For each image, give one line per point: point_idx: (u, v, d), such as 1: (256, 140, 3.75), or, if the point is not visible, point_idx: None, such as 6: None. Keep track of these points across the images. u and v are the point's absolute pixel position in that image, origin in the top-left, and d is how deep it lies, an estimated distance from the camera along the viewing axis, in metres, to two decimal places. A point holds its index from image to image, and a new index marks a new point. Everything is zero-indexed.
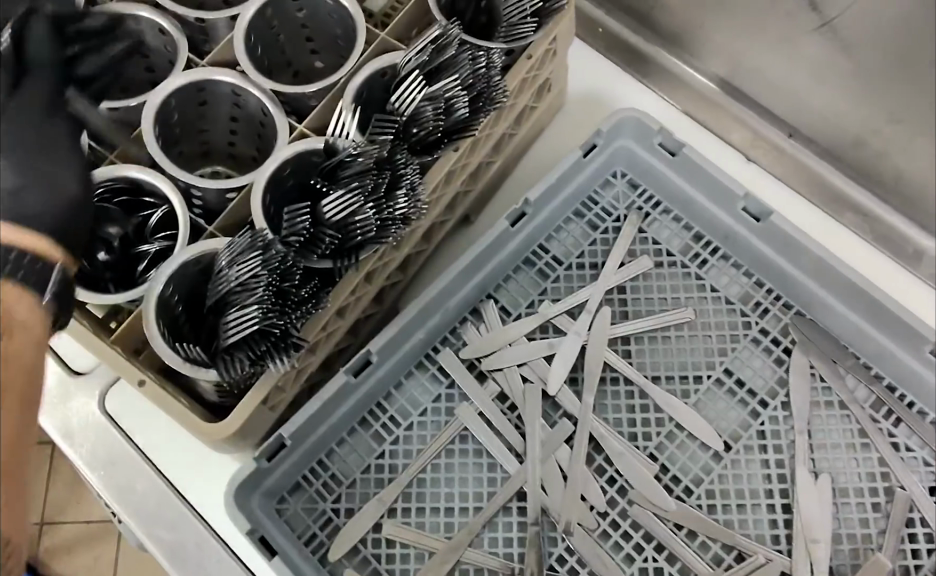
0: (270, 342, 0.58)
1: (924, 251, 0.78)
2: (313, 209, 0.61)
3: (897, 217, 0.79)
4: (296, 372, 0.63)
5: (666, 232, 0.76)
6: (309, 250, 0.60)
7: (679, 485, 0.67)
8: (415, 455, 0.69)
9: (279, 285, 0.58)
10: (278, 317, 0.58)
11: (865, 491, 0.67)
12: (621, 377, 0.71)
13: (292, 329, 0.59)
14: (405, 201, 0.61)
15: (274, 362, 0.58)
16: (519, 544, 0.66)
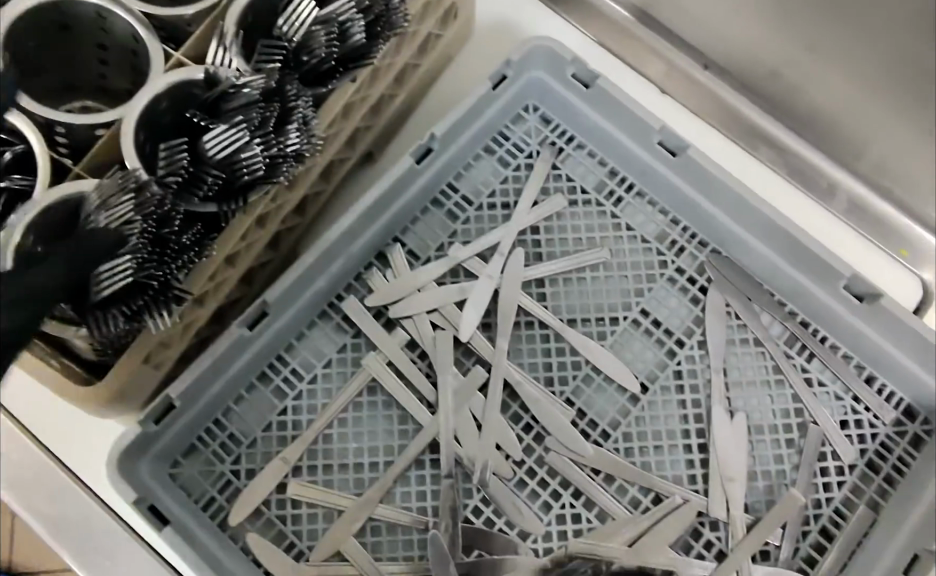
0: (148, 297, 0.52)
1: (837, 186, 0.76)
2: (194, 145, 0.55)
3: (813, 152, 0.78)
4: (182, 326, 0.58)
5: (581, 168, 0.72)
6: (190, 192, 0.54)
7: (596, 429, 0.65)
8: (320, 410, 0.65)
9: (157, 231, 0.52)
10: (156, 268, 0.52)
11: (779, 428, 0.66)
12: (535, 320, 0.68)
13: (173, 280, 0.54)
14: (297, 135, 0.56)
15: (152, 318, 0.53)
16: (432, 497, 0.63)
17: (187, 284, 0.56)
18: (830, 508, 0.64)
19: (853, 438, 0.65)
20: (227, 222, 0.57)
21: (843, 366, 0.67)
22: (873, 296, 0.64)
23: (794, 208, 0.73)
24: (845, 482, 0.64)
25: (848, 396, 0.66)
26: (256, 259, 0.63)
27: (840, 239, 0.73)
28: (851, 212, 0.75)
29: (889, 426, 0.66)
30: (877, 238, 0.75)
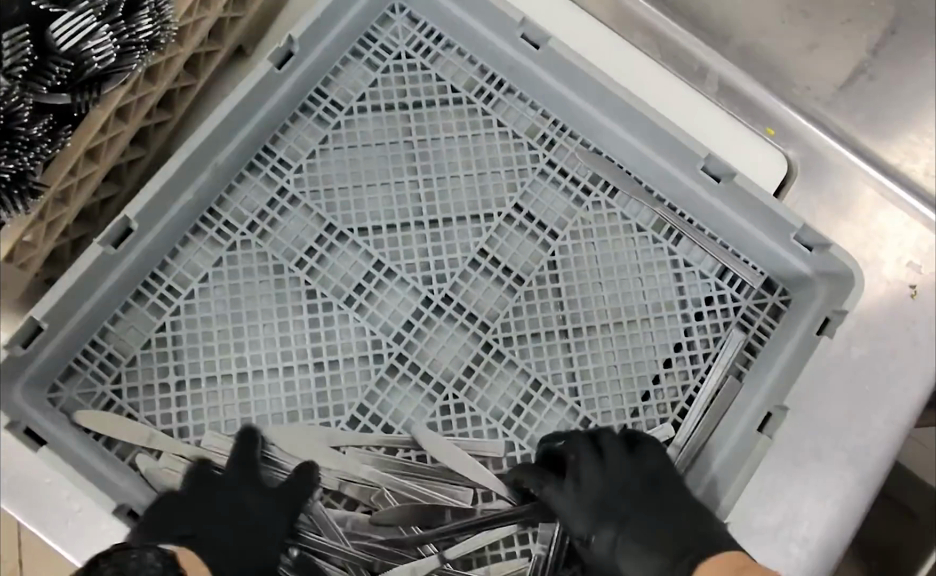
0: (0, 190, 0.49)
1: (708, 69, 0.77)
2: (36, 34, 0.50)
3: (684, 31, 0.77)
4: (44, 226, 0.55)
5: (451, 68, 0.72)
6: (37, 83, 0.50)
7: (476, 322, 0.67)
8: (200, 325, 0.65)
9: (4, 122, 0.48)
10: (8, 161, 0.49)
11: (647, 310, 0.69)
12: (411, 222, 0.69)
13: (28, 172, 0.50)
14: (150, 22, 0.53)
15: (8, 211, 0.50)
16: (319, 399, 0.65)
17: (45, 177, 0.53)
18: (697, 379, 0.68)
19: (716, 312, 0.69)
20: (84, 112, 0.53)
21: (709, 245, 0.70)
22: (729, 175, 0.65)
23: (678, 110, 0.71)
24: (710, 353, 0.68)
25: (713, 274, 0.70)
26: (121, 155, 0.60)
27: (717, 123, 0.71)
28: (722, 93, 0.76)
29: (750, 300, 0.69)
30: (743, 118, 0.76)
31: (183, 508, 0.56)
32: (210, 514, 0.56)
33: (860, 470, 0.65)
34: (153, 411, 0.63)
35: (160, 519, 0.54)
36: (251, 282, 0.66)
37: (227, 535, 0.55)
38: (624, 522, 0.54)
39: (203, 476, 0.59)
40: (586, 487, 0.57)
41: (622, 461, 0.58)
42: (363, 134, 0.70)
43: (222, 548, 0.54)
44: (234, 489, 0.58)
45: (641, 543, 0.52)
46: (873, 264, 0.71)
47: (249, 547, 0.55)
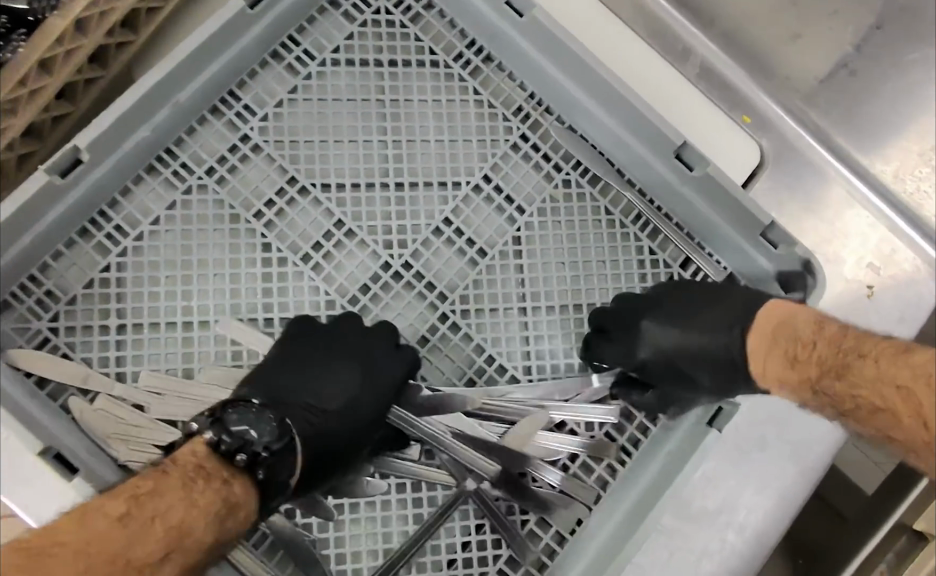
0: None
1: (691, 50, 0.77)
2: None
3: (670, 13, 0.77)
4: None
5: (432, 30, 0.70)
6: None
7: (433, 291, 0.66)
8: (147, 270, 0.62)
9: None
10: None
11: (608, 293, 0.68)
12: (377, 182, 0.67)
13: None
14: None
15: None
16: None
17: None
18: None
19: None
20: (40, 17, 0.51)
21: (677, 236, 0.69)
22: (702, 164, 0.64)
23: (655, 94, 0.71)
24: None
25: (676, 264, 0.69)
26: (79, 71, 0.57)
27: (695, 109, 0.71)
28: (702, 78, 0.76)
29: None
30: (721, 102, 0.76)
31: (288, 370, 0.57)
32: (315, 374, 0.58)
33: (802, 466, 0.64)
34: (90, 353, 0.60)
35: (267, 376, 0.57)
36: (204, 230, 0.64)
37: (326, 392, 0.58)
38: (685, 304, 0.60)
39: (310, 343, 0.59)
40: (621, 349, 0.62)
41: (618, 302, 0.64)
42: (334, 88, 0.67)
43: (315, 407, 0.57)
44: (358, 358, 0.59)
45: (714, 323, 0.57)
46: (834, 260, 0.71)
47: (344, 412, 0.57)
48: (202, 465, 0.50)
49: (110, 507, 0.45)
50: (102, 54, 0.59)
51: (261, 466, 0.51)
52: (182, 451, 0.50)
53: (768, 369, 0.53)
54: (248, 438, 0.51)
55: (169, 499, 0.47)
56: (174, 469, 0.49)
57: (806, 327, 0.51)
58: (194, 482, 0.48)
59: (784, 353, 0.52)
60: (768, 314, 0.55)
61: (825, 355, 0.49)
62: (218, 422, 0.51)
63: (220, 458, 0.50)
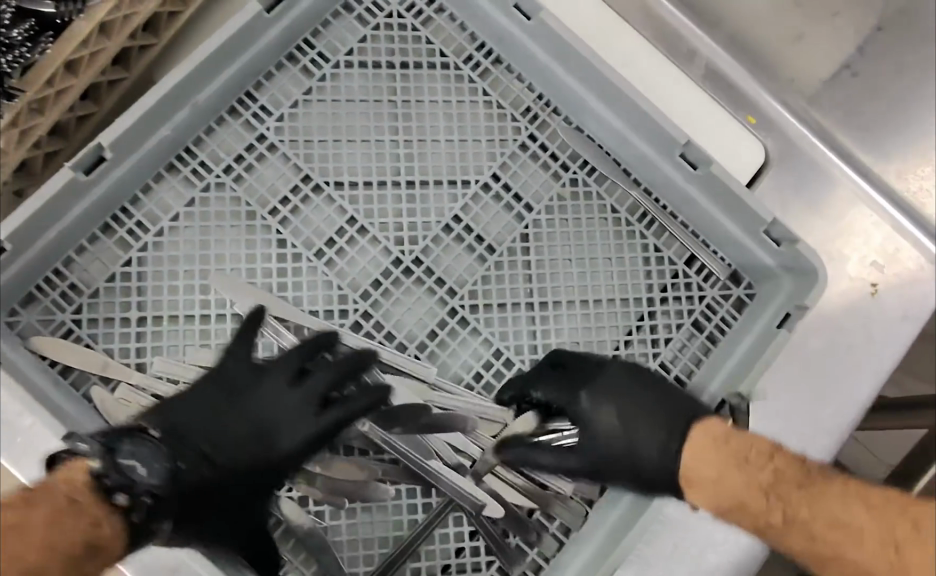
0: None
1: (696, 52, 0.78)
2: None
3: (676, 15, 0.78)
4: (18, 132, 0.54)
5: (442, 33, 0.72)
6: None
7: (443, 286, 0.67)
8: (167, 264, 0.64)
9: None
10: None
11: (614, 289, 0.70)
12: (388, 181, 0.68)
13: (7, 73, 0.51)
14: None
15: None
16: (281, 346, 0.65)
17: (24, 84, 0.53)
18: (657, 363, 0.69)
19: (681, 299, 0.70)
20: (67, 22, 0.54)
21: (681, 234, 0.71)
22: (705, 164, 0.66)
23: (660, 94, 0.72)
24: (672, 339, 0.69)
25: (681, 261, 0.71)
26: (103, 73, 0.59)
27: (700, 110, 0.72)
28: (708, 79, 0.77)
29: (715, 290, 0.71)
30: (725, 102, 0.77)
31: (222, 401, 0.53)
32: (247, 418, 0.53)
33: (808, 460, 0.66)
34: (111, 345, 0.63)
35: (181, 413, 0.52)
36: (222, 226, 0.66)
37: (241, 432, 0.53)
38: (629, 386, 0.58)
39: (271, 375, 0.55)
40: (559, 390, 0.61)
41: (572, 364, 0.62)
42: (347, 89, 0.69)
43: (209, 459, 0.51)
44: (299, 411, 0.54)
45: (652, 426, 0.56)
46: (837, 259, 0.72)
47: (258, 446, 0.53)
48: (75, 498, 0.44)
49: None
50: (124, 57, 0.61)
51: (142, 508, 0.46)
52: (58, 476, 0.45)
53: (700, 467, 0.52)
54: (135, 478, 0.46)
55: (33, 535, 0.42)
56: (46, 500, 0.44)
57: (761, 445, 0.51)
58: (68, 516, 0.43)
59: (733, 463, 0.50)
60: (710, 426, 0.54)
61: (789, 471, 0.49)
62: (108, 451, 0.46)
63: (100, 493, 0.45)
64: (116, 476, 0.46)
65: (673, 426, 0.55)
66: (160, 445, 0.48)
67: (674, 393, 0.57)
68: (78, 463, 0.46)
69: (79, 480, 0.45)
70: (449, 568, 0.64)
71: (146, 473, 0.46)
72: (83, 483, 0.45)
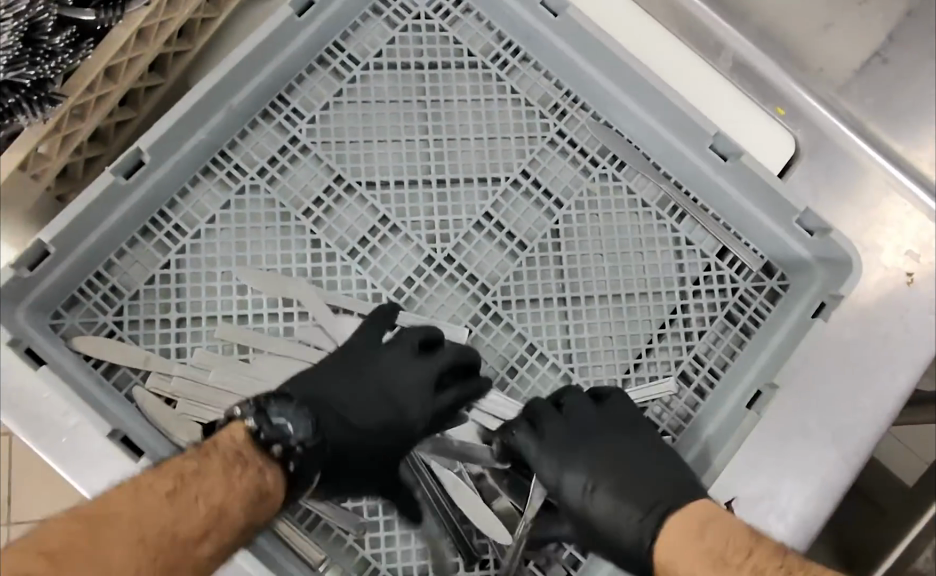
0: (20, 94, 0.52)
1: (724, 45, 0.77)
2: None
3: (702, 7, 0.78)
4: (60, 137, 0.56)
5: (469, 32, 0.73)
6: None
7: (475, 283, 0.68)
8: (206, 266, 0.66)
9: (28, 34, 0.52)
10: (30, 66, 0.51)
11: (646, 284, 0.70)
12: (419, 180, 0.69)
13: (50, 80, 0.53)
14: None
15: (26, 116, 0.52)
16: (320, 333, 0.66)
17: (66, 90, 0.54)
18: (690, 355, 0.69)
19: (714, 292, 0.70)
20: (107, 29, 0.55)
21: (712, 226, 0.71)
22: (735, 155, 0.66)
23: (688, 87, 0.72)
24: (706, 332, 0.69)
25: (713, 254, 0.71)
26: (140, 79, 0.61)
27: (729, 102, 0.72)
28: (735, 71, 0.77)
29: (749, 282, 0.70)
30: (754, 95, 0.77)
31: (353, 374, 0.59)
32: (374, 389, 0.59)
33: (848, 451, 0.65)
34: (152, 345, 0.64)
35: (315, 383, 0.57)
36: (257, 228, 0.67)
37: (380, 405, 0.59)
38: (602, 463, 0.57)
39: (400, 351, 0.61)
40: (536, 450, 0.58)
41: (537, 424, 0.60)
42: (377, 91, 0.70)
43: (343, 420, 0.57)
44: (404, 376, 0.60)
45: (621, 499, 0.54)
46: (873, 249, 0.71)
47: (397, 414, 0.59)
48: (242, 453, 0.50)
49: (155, 483, 0.46)
50: (160, 63, 0.63)
51: (295, 459, 0.51)
52: (222, 434, 0.51)
53: (679, 558, 0.50)
54: (287, 432, 0.51)
55: (213, 481, 0.47)
56: (214, 454, 0.49)
57: (742, 539, 0.49)
58: (235, 468, 0.49)
59: (708, 552, 0.49)
60: (689, 514, 0.52)
61: (770, 570, 0.46)
62: (259, 412, 0.52)
63: (259, 446, 0.51)
64: (268, 430, 0.51)
65: (656, 500, 0.54)
66: (304, 408, 0.53)
67: (652, 466, 0.56)
68: (235, 425, 0.52)
69: (234, 436, 0.51)
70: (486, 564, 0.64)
71: (303, 428, 0.52)
72: (241, 441, 0.51)
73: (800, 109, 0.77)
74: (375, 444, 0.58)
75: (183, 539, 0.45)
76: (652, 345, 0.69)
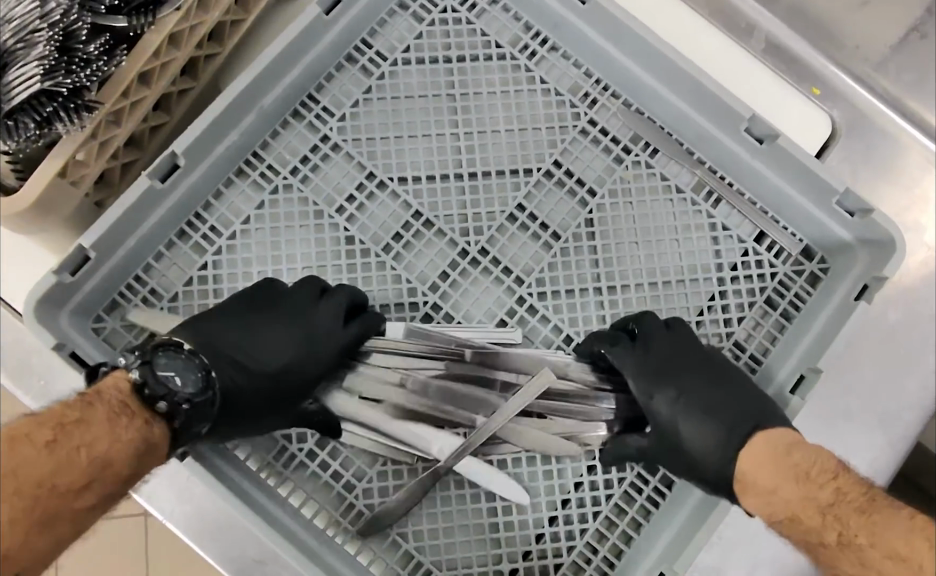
0: (57, 103, 0.52)
1: (756, 26, 0.76)
2: None
3: None
4: (98, 144, 0.57)
5: (496, 24, 0.72)
6: None
7: (510, 276, 0.68)
8: (242, 267, 0.67)
9: (63, 43, 0.53)
10: (65, 75, 0.52)
11: (683, 271, 0.69)
12: (451, 174, 0.69)
13: (86, 89, 0.53)
14: None
15: (63, 124, 0.52)
16: None
17: (101, 98, 0.55)
18: (730, 342, 0.68)
19: (752, 277, 0.69)
20: (140, 34, 0.56)
21: (748, 210, 0.70)
22: (771, 137, 0.64)
23: (722, 71, 0.71)
24: (745, 317, 0.68)
25: (751, 239, 0.70)
26: (173, 83, 0.61)
27: (764, 84, 0.71)
28: (768, 52, 0.76)
29: (788, 266, 0.69)
30: (787, 77, 0.76)
31: (249, 316, 0.59)
32: (276, 333, 0.59)
33: (895, 434, 0.64)
34: None
35: (234, 330, 0.57)
36: (291, 227, 0.67)
37: (282, 348, 0.59)
38: (688, 387, 0.59)
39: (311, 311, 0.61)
40: (635, 360, 0.61)
41: (646, 337, 0.62)
42: (406, 87, 0.70)
43: (241, 367, 0.56)
44: (320, 322, 0.60)
45: (704, 419, 0.57)
46: (914, 228, 0.70)
47: (298, 351, 0.59)
48: (127, 401, 0.49)
49: (33, 432, 0.43)
50: (192, 66, 0.63)
51: (182, 415, 0.50)
52: (105, 382, 0.50)
53: (757, 473, 0.52)
54: (173, 387, 0.50)
55: (96, 431, 0.45)
56: (99, 401, 0.47)
57: (827, 462, 0.50)
58: (120, 417, 0.47)
59: (786, 474, 0.50)
60: (761, 444, 0.54)
61: (852, 494, 0.48)
62: (145, 364, 0.50)
63: (142, 401, 0.49)
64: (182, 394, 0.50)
65: (735, 425, 0.56)
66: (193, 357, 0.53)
67: (735, 389, 0.58)
68: (118, 373, 0.50)
69: (119, 387, 0.49)
70: (529, 555, 0.64)
71: (188, 389, 0.51)
72: (129, 391, 0.49)
73: (837, 90, 0.76)
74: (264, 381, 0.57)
75: (65, 490, 0.43)
76: None
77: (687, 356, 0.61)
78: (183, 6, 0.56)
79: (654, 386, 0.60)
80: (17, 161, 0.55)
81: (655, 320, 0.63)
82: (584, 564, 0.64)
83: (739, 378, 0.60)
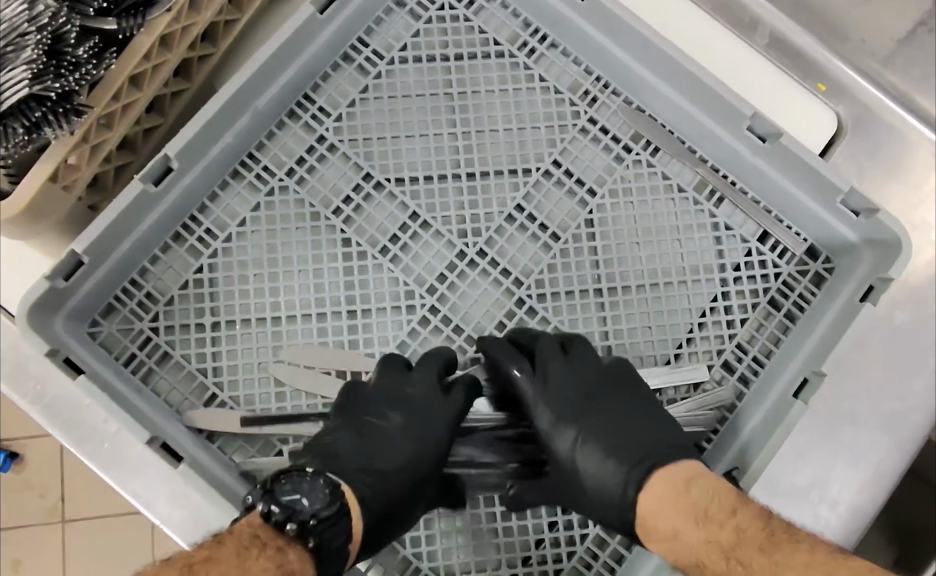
0: (46, 108, 0.52)
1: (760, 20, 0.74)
2: None
3: None
4: (89, 148, 0.56)
5: (495, 21, 0.71)
6: None
7: (509, 277, 0.67)
8: (237, 270, 0.66)
9: (51, 46, 0.52)
10: (54, 78, 0.51)
11: (685, 271, 0.68)
12: (448, 174, 0.68)
13: (75, 93, 0.52)
14: None
15: (51, 128, 0.52)
16: (363, 329, 0.66)
17: (90, 102, 0.54)
18: (732, 344, 0.67)
19: (756, 278, 0.68)
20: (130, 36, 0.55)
21: (751, 209, 0.68)
22: (774, 137, 0.63)
23: (726, 69, 0.69)
24: (749, 319, 0.67)
25: (754, 239, 0.69)
26: (166, 85, 0.60)
27: (770, 82, 0.69)
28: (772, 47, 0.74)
29: (792, 266, 0.68)
30: (793, 72, 0.74)
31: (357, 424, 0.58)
32: (388, 433, 0.58)
33: (901, 437, 0.63)
34: (188, 350, 0.64)
35: (340, 439, 0.57)
36: (288, 229, 0.67)
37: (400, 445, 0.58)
38: (589, 418, 0.58)
39: (393, 375, 0.60)
40: (540, 389, 0.59)
41: (550, 362, 0.60)
42: (403, 85, 0.69)
43: (378, 469, 0.57)
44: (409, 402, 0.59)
45: (607, 450, 0.56)
46: (920, 227, 0.69)
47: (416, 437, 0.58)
48: (257, 533, 0.48)
49: (162, 574, 0.44)
50: (185, 67, 0.62)
51: (313, 533, 0.49)
52: (239, 524, 0.49)
53: (654, 513, 0.52)
54: (299, 507, 0.49)
55: (225, 565, 0.44)
56: (229, 538, 0.47)
57: (727, 497, 0.51)
58: (249, 549, 0.46)
59: (693, 514, 0.50)
60: (670, 471, 0.54)
61: (752, 531, 0.49)
62: (268, 494, 0.50)
63: (273, 528, 0.49)
64: (315, 512, 0.49)
65: (639, 456, 0.55)
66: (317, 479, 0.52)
67: (643, 420, 0.58)
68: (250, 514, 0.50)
69: (258, 523, 0.49)
70: (529, 560, 0.63)
71: (319, 506, 0.50)
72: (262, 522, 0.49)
73: (843, 86, 0.74)
74: (417, 475, 0.58)
75: None
76: (693, 334, 0.67)
77: (592, 383, 0.59)
78: (174, 6, 0.55)
79: (559, 418, 0.58)
80: (8, 165, 0.55)
81: (552, 344, 0.61)
82: (584, 568, 0.63)
83: (644, 400, 0.59)
